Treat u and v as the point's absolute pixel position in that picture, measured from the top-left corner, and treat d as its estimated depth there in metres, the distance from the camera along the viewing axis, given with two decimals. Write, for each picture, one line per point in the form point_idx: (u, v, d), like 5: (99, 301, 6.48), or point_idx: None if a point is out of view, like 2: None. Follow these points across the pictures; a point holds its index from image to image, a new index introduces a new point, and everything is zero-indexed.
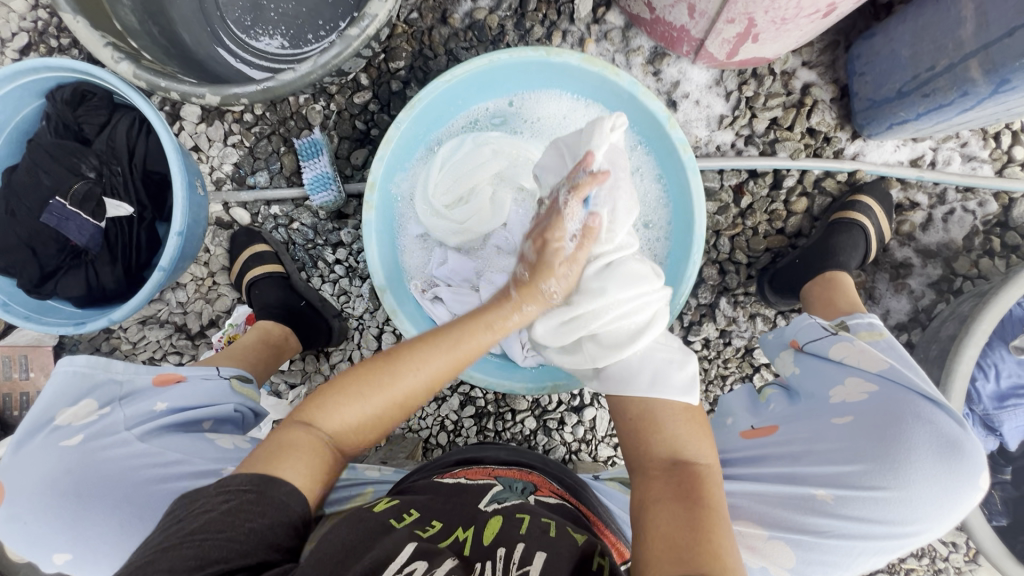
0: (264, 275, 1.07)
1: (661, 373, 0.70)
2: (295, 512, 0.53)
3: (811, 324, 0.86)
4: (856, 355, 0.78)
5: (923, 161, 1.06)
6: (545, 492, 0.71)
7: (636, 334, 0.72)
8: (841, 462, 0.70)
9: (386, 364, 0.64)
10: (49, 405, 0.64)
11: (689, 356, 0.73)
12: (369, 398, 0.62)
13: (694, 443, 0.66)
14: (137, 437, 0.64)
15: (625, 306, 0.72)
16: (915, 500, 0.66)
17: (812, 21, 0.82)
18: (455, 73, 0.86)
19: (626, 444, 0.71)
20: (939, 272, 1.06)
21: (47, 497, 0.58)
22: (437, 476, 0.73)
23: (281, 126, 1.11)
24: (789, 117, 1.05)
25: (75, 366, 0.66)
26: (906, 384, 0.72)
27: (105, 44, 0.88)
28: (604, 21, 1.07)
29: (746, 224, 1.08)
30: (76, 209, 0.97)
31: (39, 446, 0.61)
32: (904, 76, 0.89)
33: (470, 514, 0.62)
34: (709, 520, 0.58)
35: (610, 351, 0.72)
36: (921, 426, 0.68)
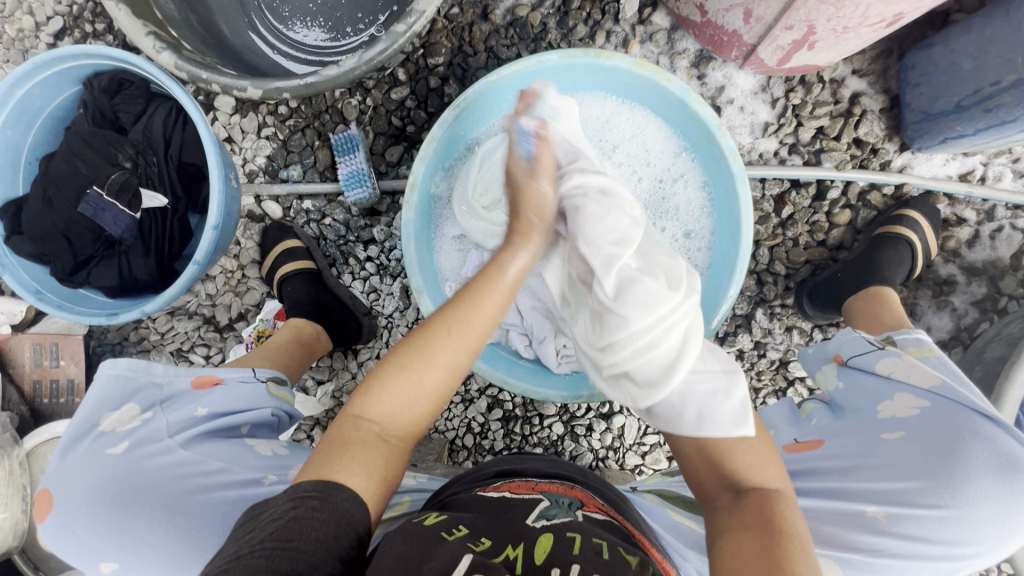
0: (296, 272, 1.06)
1: (707, 407, 0.67)
2: (358, 522, 0.53)
3: (854, 337, 0.84)
4: (905, 370, 0.76)
5: (972, 177, 1.03)
6: (592, 508, 0.70)
7: (669, 368, 0.70)
8: (895, 478, 0.68)
9: (409, 356, 0.62)
10: (94, 410, 0.64)
11: (734, 379, 0.69)
12: (412, 392, 0.61)
13: (763, 469, 0.62)
14: (180, 445, 0.64)
15: (649, 334, 0.71)
16: (974, 521, 0.64)
17: (875, 30, 0.79)
18: (503, 73, 0.85)
19: (686, 471, 0.68)
20: (984, 290, 1.03)
21: (95, 504, 0.58)
22: (480, 488, 0.73)
23: (315, 119, 1.09)
24: (836, 126, 1.03)
25: (116, 369, 0.66)
26: (960, 401, 0.70)
27: (147, 33, 0.86)
28: (649, 22, 1.04)
29: (786, 235, 1.06)
30: (112, 201, 0.96)
31: (84, 453, 0.61)
32: (965, 90, 0.86)
33: (519, 530, 0.61)
34: (785, 551, 0.54)
35: (648, 390, 0.70)
36: (980, 445, 0.66)
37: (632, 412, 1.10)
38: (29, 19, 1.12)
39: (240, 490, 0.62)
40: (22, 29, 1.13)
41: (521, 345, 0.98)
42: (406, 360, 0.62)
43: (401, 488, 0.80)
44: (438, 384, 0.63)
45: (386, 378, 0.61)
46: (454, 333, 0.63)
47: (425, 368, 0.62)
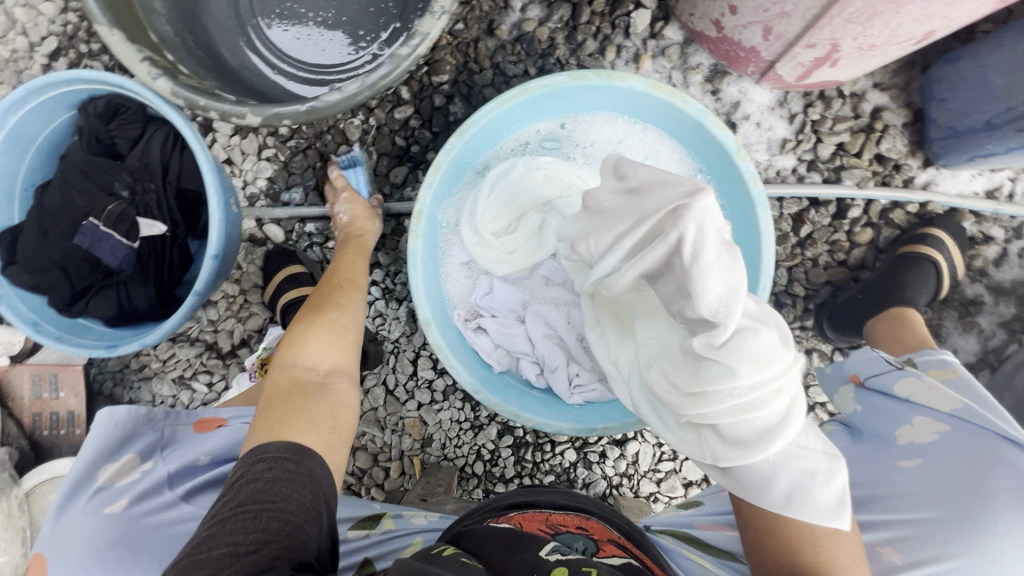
0: (297, 301, 1.02)
1: (803, 487, 0.54)
2: (321, 476, 0.55)
3: (871, 355, 0.74)
4: (926, 392, 0.68)
5: (1000, 193, 0.99)
6: (609, 551, 0.66)
7: (770, 432, 0.54)
8: (912, 513, 0.61)
9: (298, 336, 0.72)
10: (90, 463, 0.60)
11: (838, 464, 0.55)
12: (315, 362, 0.70)
13: (854, 567, 0.54)
14: (182, 497, 0.61)
15: (756, 392, 0.54)
16: (1000, 560, 0.55)
17: (902, 48, 0.76)
18: (511, 97, 0.81)
19: (749, 535, 0.59)
20: (1012, 311, 1.00)
21: (97, 567, 0.53)
22: (491, 519, 0.71)
23: (317, 140, 1.06)
24: (857, 142, 0.99)
25: (113, 418, 0.62)
26: (984, 426, 0.63)
27: (142, 58, 0.83)
28: (661, 36, 1.00)
29: (805, 255, 1.02)
30: (109, 231, 0.93)
31: (81, 511, 0.56)
32: (995, 107, 0.82)
33: (532, 564, 0.58)
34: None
35: (735, 450, 0.55)
36: (1002, 471, 0.59)
37: (647, 439, 1.07)
38: (23, 40, 1.09)
39: None
40: (16, 51, 1.10)
41: (533, 374, 0.94)
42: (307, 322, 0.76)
43: (412, 529, 0.76)
44: (345, 322, 0.77)
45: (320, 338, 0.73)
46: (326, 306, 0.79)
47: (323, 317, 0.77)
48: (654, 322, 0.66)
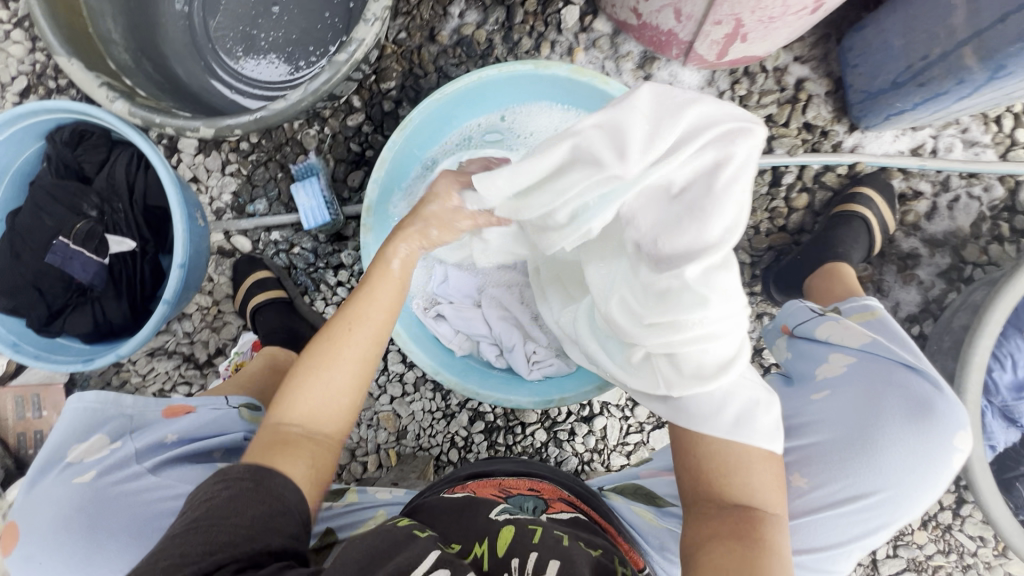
0: (268, 303, 1.07)
1: (747, 414, 0.59)
2: (293, 501, 0.54)
3: (799, 307, 0.79)
4: (841, 332, 0.72)
5: (924, 150, 1.04)
6: (557, 509, 0.71)
7: (726, 364, 0.57)
8: (822, 440, 0.67)
9: (316, 356, 0.63)
10: (61, 443, 0.64)
11: (775, 398, 0.61)
12: (329, 391, 0.62)
13: (771, 491, 0.59)
14: (149, 470, 0.65)
15: (712, 327, 0.55)
16: (886, 469, 0.64)
17: (800, 18, 0.81)
18: (446, 92, 0.87)
19: (679, 466, 0.64)
20: (948, 261, 1.04)
21: (66, 533, 0.57)
22: (446, 490, 0.74)
23: (277, 152, 1.11)
24: (784, 113, 1.04)
25: (83, 403, 0.66)
26: (887, 357, 0.68)
27: (100, 84, 0.89)
28: (591, 29, 1.07)
29: (747, 224, 1.07)
30: (79, 248, 0.97)
31: (51, 484, 0.61)
32: (898, 67, 0.88)
33: (484, 527, 0.62)
34: (762, 566, 0.53)
35: (691, 381, 0.58)
36: (895, 393, 0.66)
37: (613, 413, 1.10)
38: None
39: None
40: None
41: (492, 355, 0.98)
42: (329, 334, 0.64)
43: (377, 504, 0.79)
44: (364, 351, 0.64)
45: (325, 352, 0.63)
46: (355, 327, 0.65)
47: (348, 338, 0.64)
48: (606, 259, 0.66)
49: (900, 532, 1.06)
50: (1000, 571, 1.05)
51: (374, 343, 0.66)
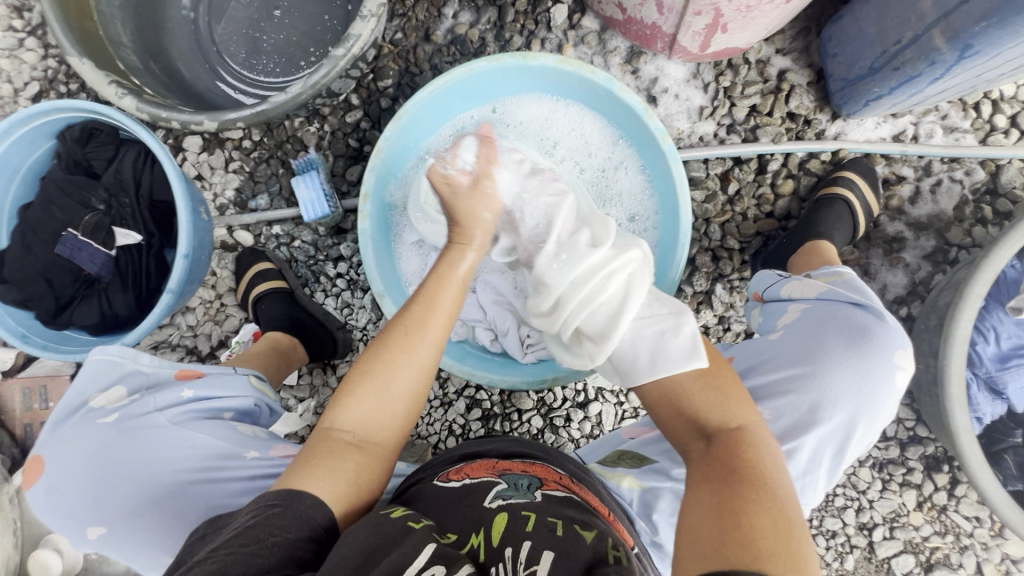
0: (269, 292, 1.10)
1: (659, 347, 0.67)
2: (322, 524, 0.53)
3: (767, 274, 0.88)
4: (799, 287, 0.80)
5: (905, 136, 1.07)
6: (551, 486, 0.66)
7: (616, 315, 0.70)
8: (780, 373, 0.72)
9: (371, 362, 0.64)
10: (81, 390, 0.69)
11: (682, 318, 0.69)
12: (381, 399, 0.62)
13: (725, 408, 0.61)
14: (169, 420, 0.67)
15: (587, 286, 0.72)
16: (835, 390, 0.69)
17: (776, 7, 0.85)
18: (438, 83, 0.90)
19: (661, 424, 0.66)
20: (933, 243, 1.06)
21: (84, 476, 0.63)
22: (439, 476, 0.69)
23: (278, 149, 1.15)
24: (767, 103, 1.07)
25: (106, 355, 0.71)
26: (836, 300, 0.75)
27: (109, 81, 0.93)
28: (580, 26, 1.11)
29: (735, 210, 1.10)
30: (87, 239, 1.01)
31: (76, 424, 0.66)
32: (873, 53, 0.91)
33: (477, 515, 0.59)
34: (743, 497, 0.52)
35: (600, 344, 0.70)
36: (838, 324, 0.72)
37: (608, 398, 1.12)
38: (7, 86, 1.20)
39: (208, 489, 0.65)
40: None
41: (488, 339, 1.01)
42: (388, 348, 0.64)
43: None
44: (421, 365, 0.64)
45: (376, 368, 0.63)
46: (414, 334, 0.65)
47: (402, 355, 0.64)
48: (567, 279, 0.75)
49: (895, 512, 1.06)
50: (997, 551, 1.05)
51: (432, 351, 0.66)
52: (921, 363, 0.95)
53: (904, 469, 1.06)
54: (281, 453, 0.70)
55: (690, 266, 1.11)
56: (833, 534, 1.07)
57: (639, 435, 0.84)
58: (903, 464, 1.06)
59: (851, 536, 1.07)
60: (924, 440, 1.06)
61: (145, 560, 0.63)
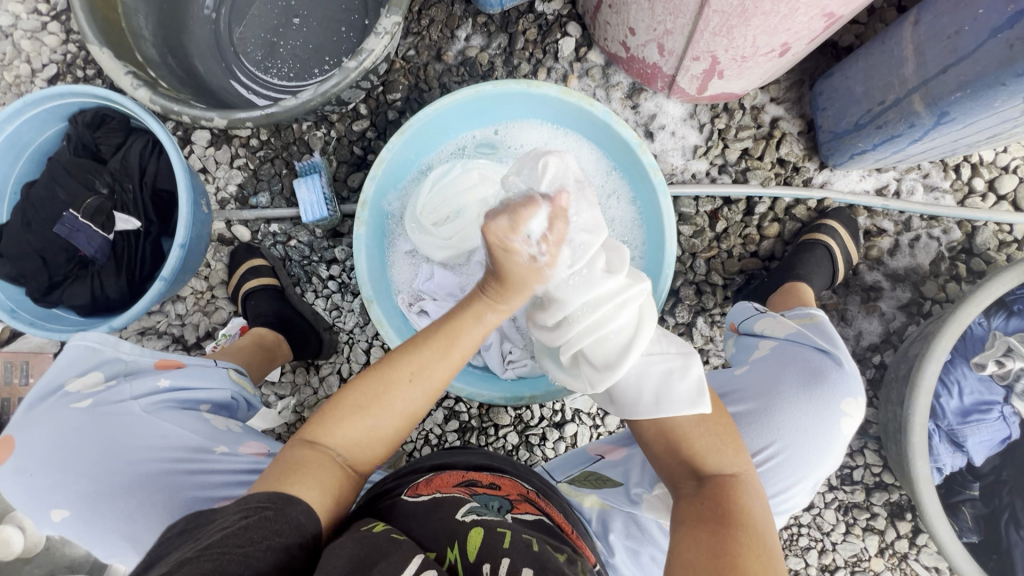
0: (261, 288, 1.12)
1: (664, 387, 0.66)
2: (311, 532, 0.52)
3: (746, 306, 0.92)
4: (773, 325, 0.84)
5: (888, 191, 1.11)
6: (522, 509, 0.65)
7: (626, 349, 0.68)
8: (733, 402, 0.76)
9: (366, 392, 0.62)
10: (60, 372, 0.70)
11: (689, 359, 0.68)
12: (365, 429, 0.61)
13: (722, 452, 0.62)
14: (141, 408, 0.69)
15: (599, 312, 0.69)
16: (780, 427, 0.72)
17: (770, 60, 0.90)
18: (444, 103, 0.94)
19: (652, 458, 0.67)
20: (908, 295, 1.10)
21: (55, 457, 0.63)
22: (408, 491, 0.66)
23: (284, 150, 1.18)
24: (759, 147, 1.12)
25: (87, 340, 0.72)
26: (802, 343, 0.79)
27: (126, 72, 0.96)
28: (585, 59, 1.16)
29: (720, 247, 1.13)
30: (87, 222, 1.03)
31: (50, 406, 0.67)
32: (859, 110, 0.96)
33: (450, 526, 0.57)
34: (734, 540, 0.54)
35: (605, 373, 0.69)
36: (796, 363, 0.76)
37: (584, 420, 1.13)
38: (25, 66, 1.22)
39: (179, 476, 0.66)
40: (18, 76, 1.23)
41: (470, 353, 1.03)
42: (375, 386, 0.62)
43: None
44: (410, 407, 0.63)
45: (360, 400, 0.61)
46: (413, 383, 0.62)
47: (391, 397, 0.62)
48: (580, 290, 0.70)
49: (857, 556, 1.08)
50: None
51: (427, 397, 0.64)
52: (889, 410, 0.98)
53: (868, 514, 1.08)
54: (251, 450, 0.73)
55: (673, 297, 1.14)
56: (795, 573, 1.09)
57: (606, 453, 0.85)
58: (868, 510, 1.08)
59: None
60: (889, 487, 1.08)
61: (104, 547, 0.63)
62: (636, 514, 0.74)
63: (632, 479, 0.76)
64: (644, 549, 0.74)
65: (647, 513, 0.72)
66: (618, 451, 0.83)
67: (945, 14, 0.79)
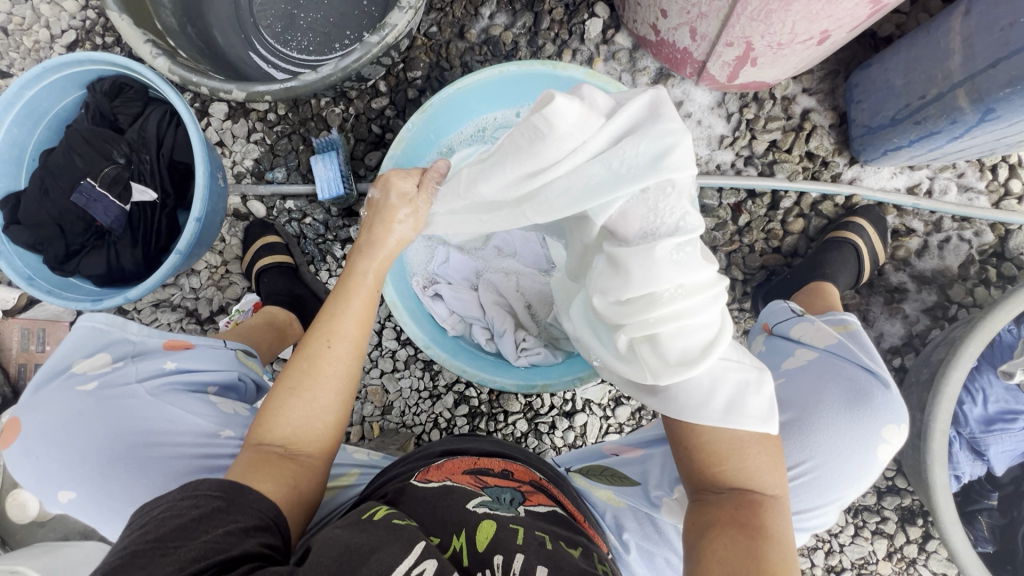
0: (274, 265, 1.12)
1: (738, 397, 0.58)
2: (273, 517, 0.53)
3: (780, 307, 0.90)
4: (812, 333, 0.82)
5: (920, 189, 1.08)
6: (534, 501, 0.65)
7: (707, 349, 0.56)
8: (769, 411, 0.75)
9: (295, 377, 0.62)
10: (67, 353, 0.70)
11: (766, 375, 0.60)
12: (306, 407, 0.61)
13: (764, 467, 0.59)
14: (146, 391, 0.68)
15: (690, 301, 0.56)
16: (815, 446, 0.71)
17: (808, 48, 0.86)
18: (466, 82, 0.93)
19: (683, 462, 0.62)
20: (934, 298, 1.07)
21: (66, 430, 0.64)
22: (417, 477, 0.65)
23: (301, 126, 1.16)
24: (788, 140, 1.08)
25: (93, 322, 0.72)
26: (845, 357, 0.76)
27: (145, 40, 0.95)
28: (612, 42, 1.12)
29: (742, 242, 1.11)
30: (104, 191, 1.03)
31: (57, 387, 0.67)
32: (898, 104, 0.92)
33: (460, 515, 0.57)
34: (762, 548, 0.54)
35: (677, 368, 0.57)
36: (840, 382, 0.73)
37: (594, 411, 1.13)
38: (44, 31, 1.21)
39: (194, 453, 0.66)
40: (37, 41, 1.22)
41: (483, 339, 1.02)
42: (306, 362, 0.63)
43: (352, 461, 0.82)
44: (346, 368, 0.64)
45: (293, 381, 0.62)
46: (333, 341, 0.64)
47: (324, 366, 0.63)
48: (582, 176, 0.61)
49: (864, 559, 1.07)
50: None
51: (351, 356, 0.64)
52: (907, 416, 0.96)
53: (878, 518, 1.06)
54: None
55: None
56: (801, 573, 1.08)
57: (622, 452, 0.84)
58: (878, 513, 1.07)
59: None
60: (902, 492, 1.06)
61: (114, 528, 0.64)
62: (654, 516, 0.73)
63: (651, 480, 0.76)
64: (660, 551, 0.72)
65: (666, 517, 0.71)
66: (634, 450, 0.83)
67: (1000, 4, 0.75)
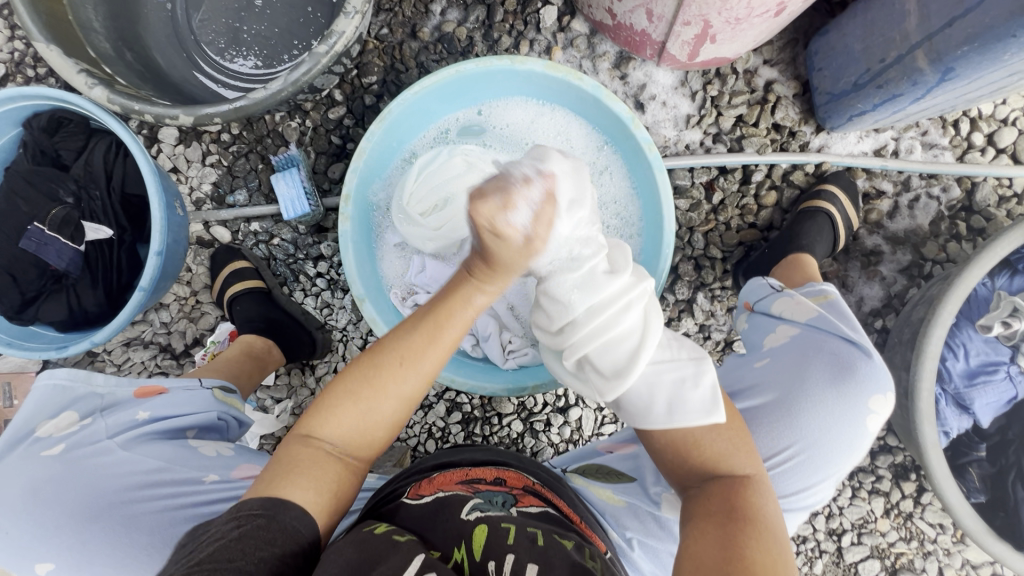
0: (245, 292, 1.08)
1: (678, 396, 0.63)
2: (307, 539, 0.51)
3: (760, 284, 0.90)
4: (793, 308, 0.82)
5: (886, 151, 1.08)
6: (527, 504, 0.64)
7: (634, 354, 0.66)
8: (758, 395, 0.74)
9: (362, 381, 0.58)
10: (31, 417, 0.66)
11: (702, 365, 0.65)
12: (365, 420, 0.57)
13: (732, 456, 0.60)
14: (119, 445, 0.66)
15: (606, 313, 0.67)
16: (805, 428, 0.71)
17: (765, 20, 0.85)
18: (423, 85, 0.89)
19: (659, 462, 0.65)
20: (909, 258, 1.09)
21: (35, 500, 0.59)
22: (409, 494, 0.63)
23: (257, 144, 1.11)
24: (754, 113, 1.07)
25: (54, 380, 0.68)
26: (830, 330, 0.76)
27: (78, 70, 0.89)
28: (569, 29, 1.10)
29: (718, 220, 1.10)
30: (55, 234, 0.97)
31: (19, 457, 0.62)
32: (858, 70, 0.92)
33: (453, 527, 0.55)
34: (742, 535, 0.54)
35: (614, 381, 0.65)
36: (823, 357, 0.74)
37: (588, 404, 1.12)
38: None
39: (178, 505, 0.63)
40: None
41: (469, 344, 1.01)
42: (376, 368, 0.58)
43: None
44: (410, 390, 0.59)
45: (354, 386, 0.58)
46: (405, 363, 0.58)
47: (389, 384, 0.58)
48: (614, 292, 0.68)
49: (863, 519, 1.09)
50: (959, 557, 1.09)
51: (423, 379, 0.59)
52: (894, 376, 0.97)
53: (873, 477, 1.09)
54: (243, 474, 0.70)
55: (672, 273, 1.12)
56: (804, 539, 1.10)
57: (616, 448, 0.84)
58: (873, 473, 1.09)
59: (820, 542, 1.10)
60: (894, 449, 1.08)
61: None
62: (655, 513, 0.72)
63: (648, 478, 0.75)
64: (665, 547, 0.71)
65: (669, 513, 0.70)
66: (629, 445, 0.82)
67: None
